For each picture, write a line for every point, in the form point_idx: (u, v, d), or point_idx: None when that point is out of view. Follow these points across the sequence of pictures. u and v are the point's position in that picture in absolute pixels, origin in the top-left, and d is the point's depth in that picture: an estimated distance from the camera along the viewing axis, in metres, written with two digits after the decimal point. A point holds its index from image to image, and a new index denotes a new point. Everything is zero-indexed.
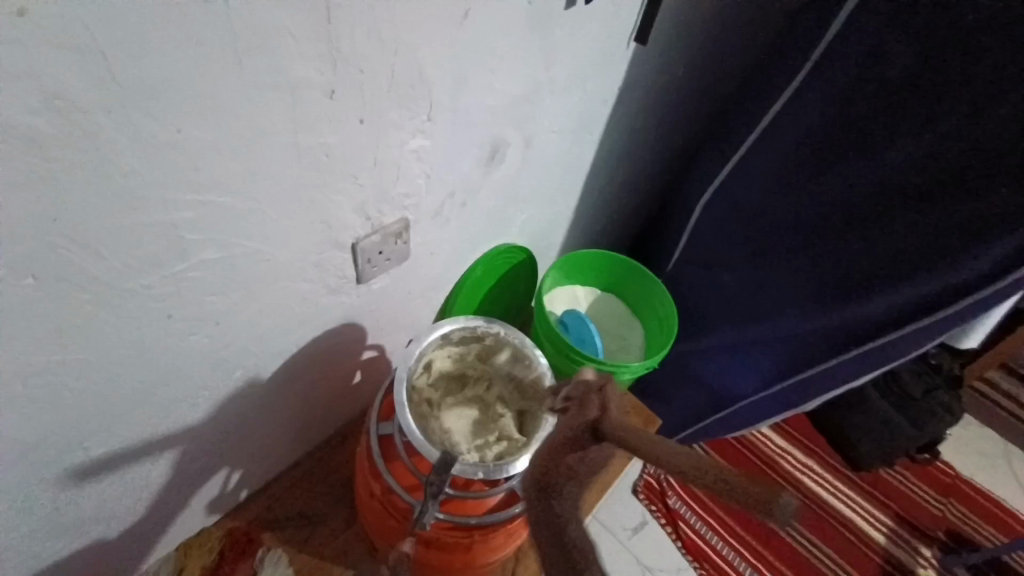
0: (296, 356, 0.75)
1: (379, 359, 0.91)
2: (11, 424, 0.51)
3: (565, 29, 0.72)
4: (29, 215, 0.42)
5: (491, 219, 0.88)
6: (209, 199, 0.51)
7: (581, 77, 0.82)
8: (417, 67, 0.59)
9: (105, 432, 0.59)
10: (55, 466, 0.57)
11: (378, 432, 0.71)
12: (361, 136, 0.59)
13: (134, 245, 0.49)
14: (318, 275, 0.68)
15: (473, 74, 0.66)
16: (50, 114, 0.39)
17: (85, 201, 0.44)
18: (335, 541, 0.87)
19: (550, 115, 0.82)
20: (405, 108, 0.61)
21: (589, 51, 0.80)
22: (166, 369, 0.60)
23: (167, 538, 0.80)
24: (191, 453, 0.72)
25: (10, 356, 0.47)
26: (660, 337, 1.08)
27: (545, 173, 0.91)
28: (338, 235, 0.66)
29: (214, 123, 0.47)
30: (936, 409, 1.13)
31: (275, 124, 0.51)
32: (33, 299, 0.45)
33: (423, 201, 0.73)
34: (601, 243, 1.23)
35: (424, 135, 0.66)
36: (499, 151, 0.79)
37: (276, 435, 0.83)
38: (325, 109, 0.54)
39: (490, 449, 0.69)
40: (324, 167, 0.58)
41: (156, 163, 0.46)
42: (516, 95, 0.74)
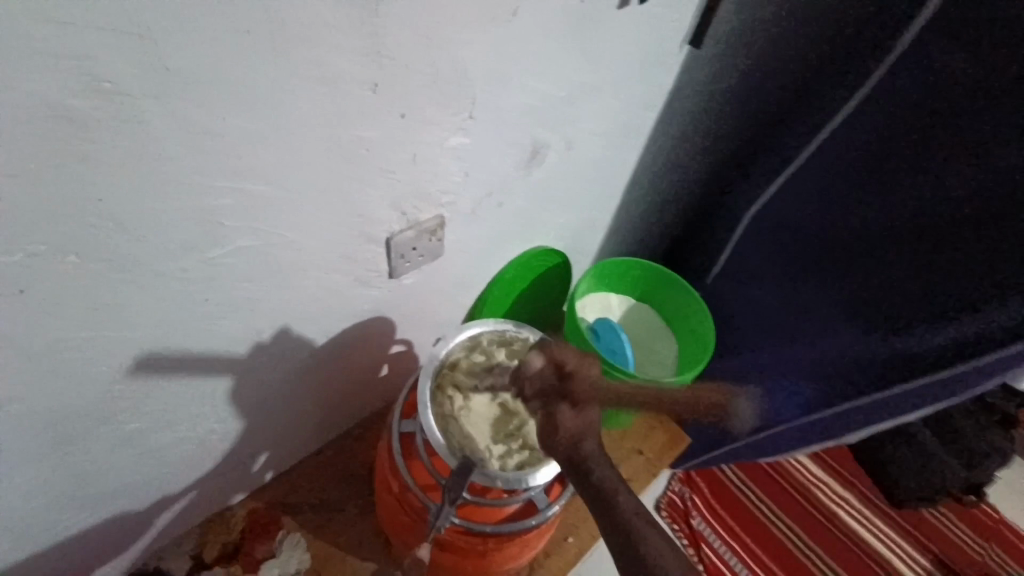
0: (324, 346, 0.76)
1: (406, 354, 0.91)
2: (47, 395, 0.52)
3: (614, 29, 0.70)
4: (74, 194, 0.43)
5: (527, 222, 0.87)
6: (248, 187, 0.51)
7: (630, 81, 0.80)
8: (462, 64, 0.58)
9: (136, 409, 0.61)
10: (89, 437, 0.59)
11: (399, 430, 0.71)
12: (399, 131, 0.58)
13: (173, 229, 0.49)
14: (350, 268, 0.68)
15: (518, 72, 0.64)
16: (99, 97, 0.40)
17: (126, 184, 0.44)
18: (352, 531, 0.88)
19: (595, 118, 0.80)
20: (447, 106, 0.60)
21: (638, 54, 0.77)
22: (196, 352, 0.61)
23: (191, 514, 0.82)
24: (217, 434, 0.73)
25: (50, 329, 0.48)
26: (695, 353, 1.04)
27: (585, 179, 0.89)
28: (372, 230, 0.65)
29: (257, 113, 0.48)
30: (986, 449, 1.05)
31: (317, 117, 0.51)
32: (74, 274, 0.46)
33: (459, 199, 0.72)
34: (640, 251, 1.19)
35: (464, 133, 0.65)
36: (538, 153, 0.77)
37: (301, 421, 0.84)
38: (366, 103, 0.53)
39: (511, 458, 0.68)
40: (362, 161, 0.58)
41: (196, 150, 0.46)
42: (562, 96, 0.72)
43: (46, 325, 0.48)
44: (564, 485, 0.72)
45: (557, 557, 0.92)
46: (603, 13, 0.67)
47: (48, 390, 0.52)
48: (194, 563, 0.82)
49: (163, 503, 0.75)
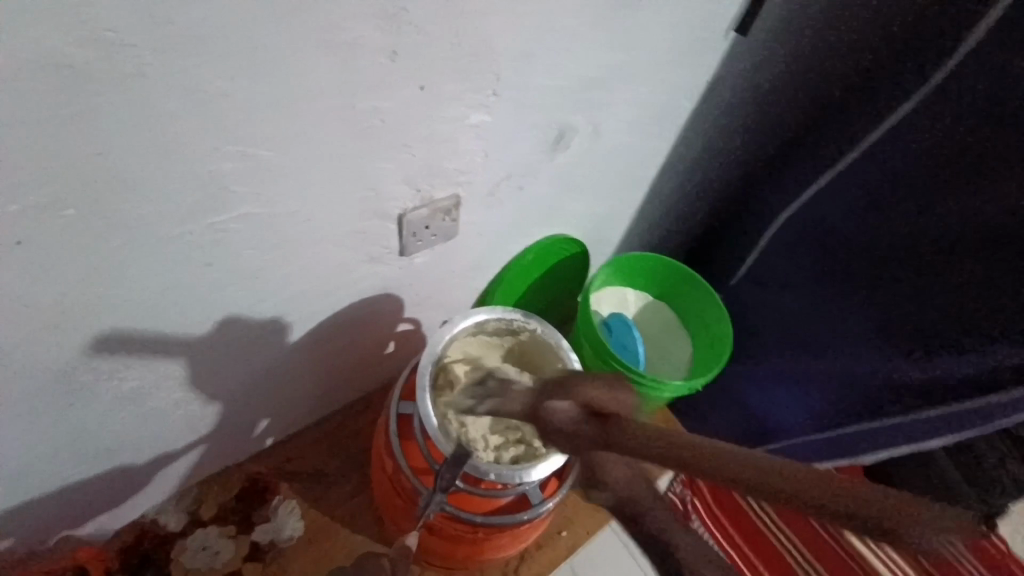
0: (331, 318, 0.74)
1: (414, 333, 0.89)
2: (48, 349, 0.52)
3: (654, 8, 0.66)
4: (71, 148, 0.41)
5: (547, 207, 0.83)
6: (254, 153, 0.50)
7: (666, 67, 0.76)
8: (487, 37, 0.55)
9: (136, 369, 0.60)
10: (89, 392, 0.59)
11: (397, 411, 0.69)
12: (418, 105, 0.56)
13: (178, 190, 0.48)
14: (359, 243, 0.66)
15: (547, 50, 0.61)
16: (97, 48, 0.38)
17: (128, 141, 0.43)
18: (348, 503, 0.88)
19: (626, 104, 0.76)
20: (469, 80, 0.57)
21: (676, 39, 0.73)
22: (200, 316, 0.60)
23: (190, 473, 0.82)
24: (216, 398, 0.73)
25: (47, 284, 0.47)
26: (710, 357, 1.01)
27: (612, 167, 0.86)
28: (383, 205, 0.63)
29: (265, 75, 0.45)
30: None
31: (331, 85, 0.49)
32: (72, 229, 0.45)
33: (477, 179, 0.69)
34: (663, 247, 1.15)
35: (486, 111, 0.62)
36: (563, 137, 0.74)
37: (304, 391, 0.84)
38: (383, 73, 0.51)
39: (505, 451, 0.66)
40: (377, 133, 0.55)
41: (200, 110, 0.44)
42: (592, 79, 0.69)
43: (47, 279, 0.47)
44: (561, 482, 0.70)
45: (550, 550, 0.92)
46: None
47: (48, 344, 0.52)
48: (191, 519, 0.84)
49: (162, 461, 0.76)
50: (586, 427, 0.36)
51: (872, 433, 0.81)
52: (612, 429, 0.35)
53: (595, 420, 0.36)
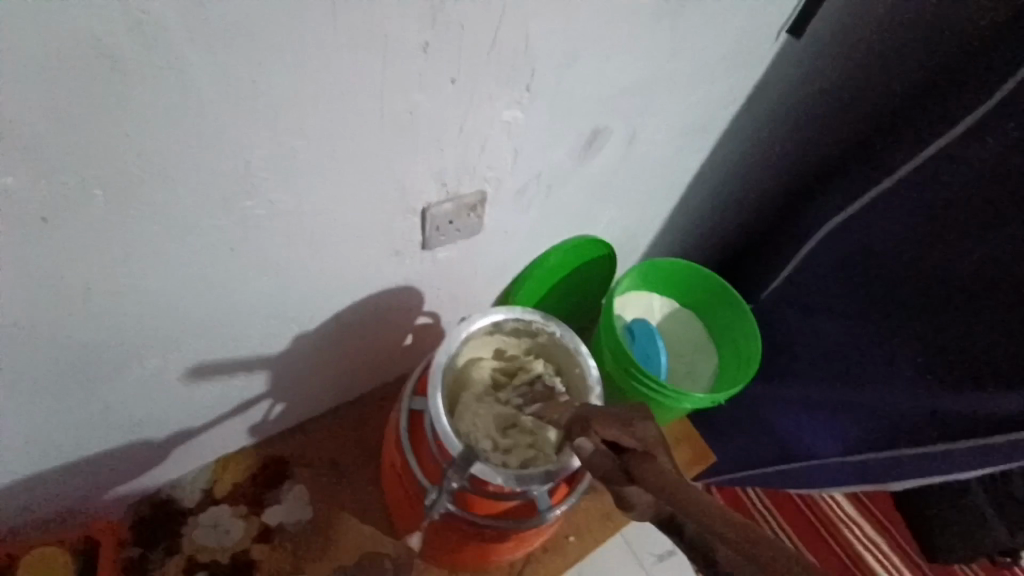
0: (352, 309, 0.74)
1: (433, 327, 0.89)
2: (73, 325, 0.53)
3: (703, 9, 0.63)
4: (103, 130, 0.41)
5: (576, 209, 0.81)
6: (284, 143, 0.49)
7: (712, 71, 0.73)
8: (525, 34, 0.53)
9: (158, 349, 0.61)
10: (111, 369, 0.60)
11: (409, 406, 0.69)
12: (450, 100, 0.54)
13: (206, 176, 0.48)
14: (380, 237, 0.65)
15: (587, 49, 0.58)
16: (132, 32, 0.37)
17: (159, 123, 0.43)
18: (357, 493, 0.88)
19: (666, 107, 0.73)
20: (503, 77, 0.55)
21: (724, 42, 0.70)
22: (219, 301, 0.60)
23: (207, 452, 0.84)
24: (235, 381, 0.73)
25: (72, 262, 0.48)
26: (736, 372, 0.97)
27: (645, 171, 0.83)
28: (409, 199, 0.62)
29: (299, 65, 0.44)
30: None
31: (362, 77, 0.48)
32: (100, 210, 0.46)
33: (506, 177, 0.68)
34: (694, 254, 1.12)
35: (519, 108, 0.60)
36: (597, 138, 0.71)
37: (322, 378, 0.84)
38: (417, 67, 0.49)
39: (516, 454, 0.64)
40: (406, 127, 0.54)
41: (233, 98, 0.44)
42: (633, 81, 0.66)
43: (73, 257, 0.48)
44: (571, 489, 0.69)
45: (557, 556, 0.90)
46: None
47: (73, 320, 0.52)
48: (205, 497, 0.85)
49: (180, 439, 0.77)
50: (602, 457, 0.48)
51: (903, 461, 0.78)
52: (626, 459, 0.46)
53: (615, 452, 0.48)
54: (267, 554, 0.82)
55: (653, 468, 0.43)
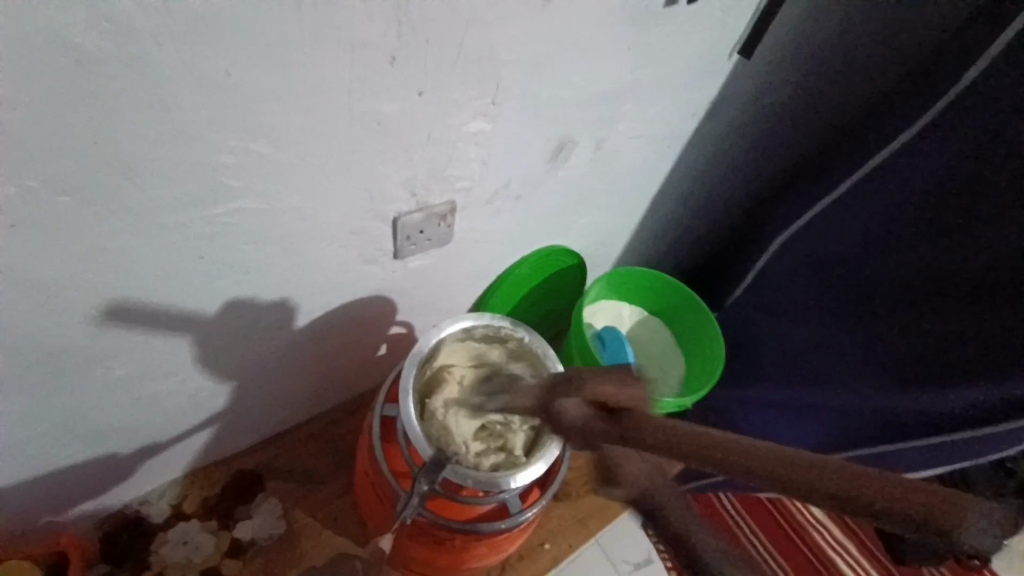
0: (325, 317, 0.75)
1: (406, 337, 0.90)
2: (41, 330, 0.53)
3: (660, 26, 0.67)
4: (72, 133, 0.42)
5: (545, 218, 0.84)
6: (252, 148, 0.50)
7: (671, 84, 0.77)
8: (490, 47, 0.55)
9: (127, 356, 0.61)
10: (78, 376, 0.60)
11: (382, 413, 0.69)
12: (419, 110, 0.57)
13: (178, 181, 0.49)
14: (353, 243, 0.66)
15: (551, 62, 0.62)
16: (101, 32, 0.38)
17: (130, 126, 0.44)
18: (330, 505, 0.88)
19: (629, 119, 0.77)
20: (472, 88, 0.58)
21: (682, 59, 0.74)
22: (189, 308, 0.60)
23: (176, 465, 0.82)
24: (205, 390, 0.73)
25: (40, 266, 0.48)
26: (703, 376, 1.00)
27: (612, 181, 0.86)
28: (380, 208, 0.64)
29: (268, 72, 0.46)
30: None
31: (332, 86, 0.50)
32: (70, 214, 0.46)
33: (475, 187, 0.70)
34: (661, 264, 1.15)
35: (486, 119, 0.62)
36: (563, 149, 0.74)
37: (294, 389, 0.84)
38: (386, 77, 0.52)
39: (486, 458, 0.65)
40: (375, 136, 0.56)
41: (198, 100, 0.45)
42: (595, 94, 0.69)
43: (41, 261, 0.48)
44: (542, 493, 0.70)
45: (533, 562, 0.92)
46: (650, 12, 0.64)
47: (41, 325, 0.52)
48: (174, 513, 0.84)
49: (149, 450, 0.76)
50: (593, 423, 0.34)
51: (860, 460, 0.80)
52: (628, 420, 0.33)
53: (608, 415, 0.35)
54: (238, 569, 0.82)
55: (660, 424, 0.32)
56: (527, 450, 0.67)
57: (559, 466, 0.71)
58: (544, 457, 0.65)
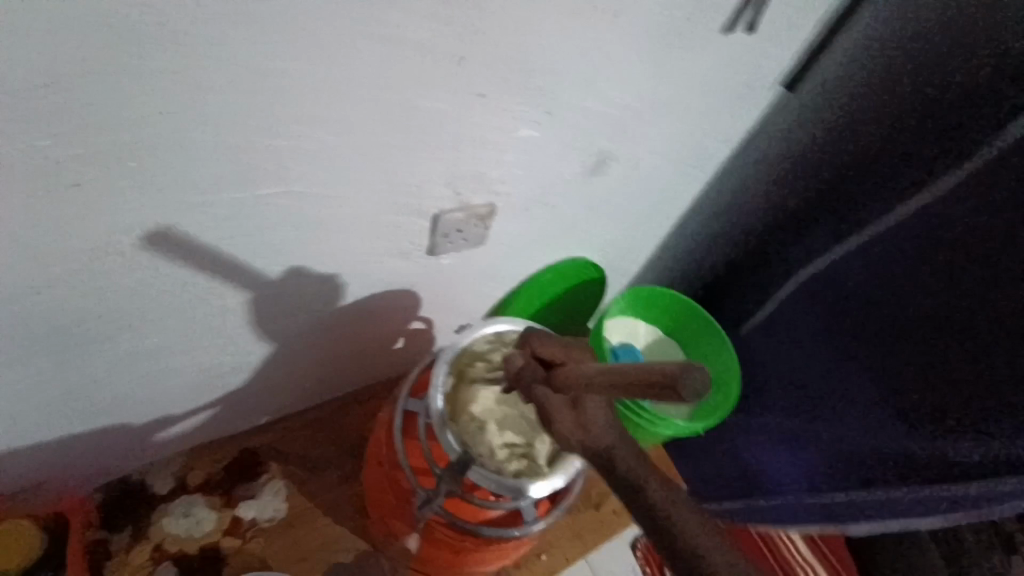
0: (350, 305, 0.75)
1: (425, 331, 0.90)
2: (81, 293, 0.53)
3: (710, 52, 0.68)
4: (139, 106, 0.42)
5: (575, 228, 0.85)
6: (308, 133, 0.51)
7: (715, 109, 0.77)
8: (548, 55, 0.56)
9: (156, 326, 0.61)
10: (109, 342, 0.60)
11: (404, 407, 0.70)
12: (472, 111, 0.57)
13: (233, 157, 0.49)
14: (390, 236, 0.67)
15: (604, 77, 0.62)
16: (181, 12, 0.38)
17: (195, 101, 0.44)
18: (332, 493, 0.87)
19: (668, 142, 0.78)
20: (524, 95, 0.58)
21: (726, 85, 0.74)
22: (225, 284, 0.61)
23: (184, 440, 0.82)
24: (222, 367, 0.73)
25: (94, 232, 0.49)
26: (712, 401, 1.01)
27: (643, 199, 0.87)
28: (421, 203, 0.64)
29: (332, 59, 0.46)
30: None
31: (393, 80, 0.50)
32: (127, 181, 0.46)
33: (514, 192, 0.70)
34: (679, 285, 1.16)
35: (534, 127, 0.63)
36: (602, 163, 0.75)
37: (308, 374, 0.85)
38: (444, 75, 0.52)
39: (509, 464, 0.66)
40: (425, 131, 0.56)
41: (264, 82, 0.45)
42: (639, 112, 0.70)
43: (95, 225, 0.48)
44: (553, 505, 0.71)
45: (528, 571, 0.92)
46: (701, 38, 0.65)
47: (81, 288, 0.53)
48: (178, 484, 0.83)
49: (159, 422, 0.76)
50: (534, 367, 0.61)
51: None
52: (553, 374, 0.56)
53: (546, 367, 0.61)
54: (237, 548, 0.81)
55: (567, 372, 0.54)
56: (549, 461, 0.67)
57: (574, 482, 0.71)
58: (568, 469, 0.65)
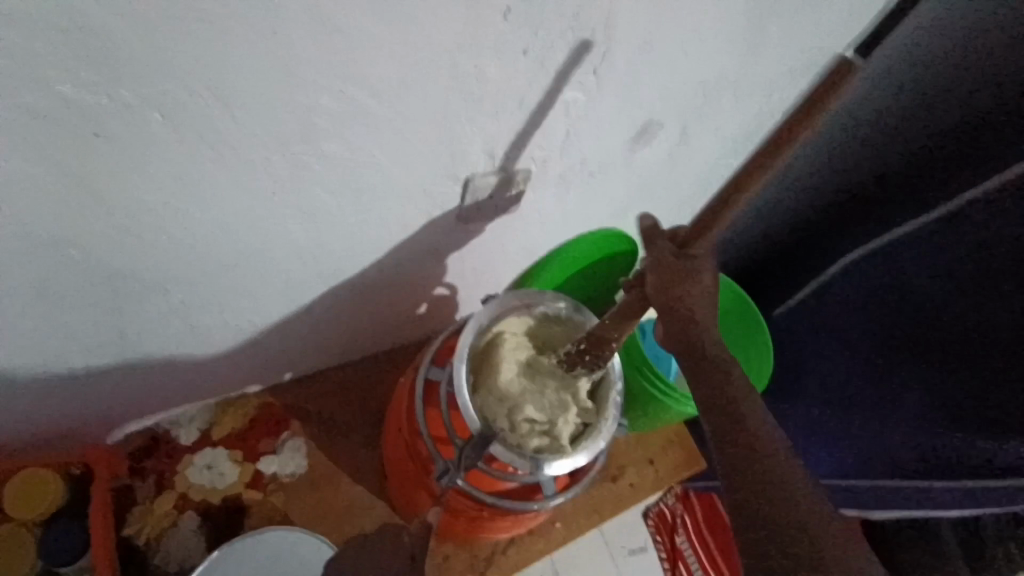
0: (375, 270, 0.73)
1: (448, 298, 0.88)
2: (107, 247, 0.52)
3: (780, 14, 0.62)
4: (173, 52, 0.39)
5: (612, 200, 0.81)
6: (349, 93, 0.47)
7: (777, 76, 0.71)
8: (609, 12, 0.51)
9: (183, 282, 0.60)
10: (136, 296, 0.59)
11: (426, 375, 0.68)
12: (520, 71, 0.52)
13: (269, 114, 0.46)
14: (422, 202, 0.64)
15: (666, 38, 0.57)
16: None
17: (234, 51, 0.41)
18: (352, 453, 0.88)
19: (722, 111, 0.73)
20: (579, 55, 0.54)
21: (793, 51, 0.69)
22: (251, 244, 0.59)
23: (210, 393, 0.83)
24: (248, 325, 0.72)
25: (121, 185, 0.47)
26: None
27: (687, 171, 0.82)
28: (455, 169, 0.61)
29: (381, 12, 0.42)
30: None
31: (441, 35, 0.46)
32: (156, 133, 0.44)
33: (553, 159, 0.66)
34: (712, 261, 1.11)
35: (583, 92, 0.58)
36: (648, 132, 0.70)
37: (332, 336, 0.84)
38: (495, 33, 0.48)
39: (530, 439, 0.64)
40: (468, 92, 0.52)
41: (309, 36, 0.42)
42: (694, 78, 0.65)
43: (120, 177, 0.46)
44: (573, 481, 0.70)
45: (543, 539, 0.92)
46: (776, 0, 0.59)
47: (108, 242, 0.51)
48: (203, 437, 0.84)
49: (186, 377, 0.76)
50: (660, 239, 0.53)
51: (884, 494, 0.85)
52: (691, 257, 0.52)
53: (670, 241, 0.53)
54: (258, 500, 0.83)
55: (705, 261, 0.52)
56: (571, 440, 0.66)
57: (595, 460, 0.70)
58: (590, 448, 0.64)
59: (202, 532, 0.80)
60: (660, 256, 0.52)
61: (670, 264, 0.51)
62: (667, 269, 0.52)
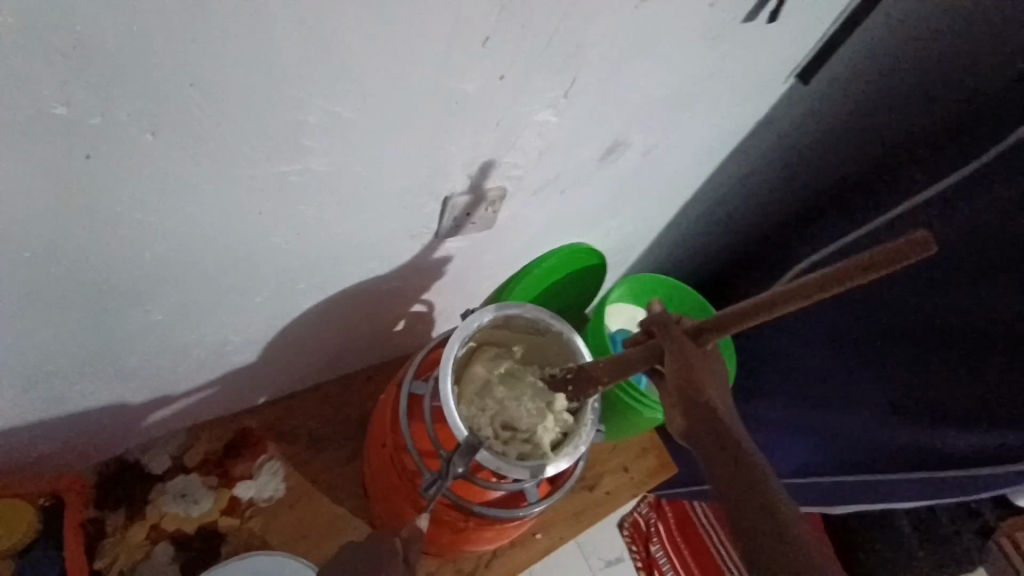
0: (356, 286, 0.74)
1: (427, 314, 0.89)
2: (91, 266, 0.52)
3: (731, 41, 0.68)
4: (170, 72, 0.41)
5: (583, 214, 0.84)
6: (337, 112, 0.50)
7: (731, 97, 0.77)
8: (579, 38, 0.55)
9: (163, 301, 0.60)
10: (116, 317, 0.59)
11: (410, 389, 0.70)
12: (498, 91, 0.56)
13: (260, 132, 0.48)
14: (403, 218, 0.66)
15: (630, 61, 0.61)
16: None
17: (228, 71, 0.42)
18: (332, 472, 0.87)
19: (682, 130, 0.78)
20: (552, 77, 0.57)
21: (743, 76, 0.75)
22: (235, 262, 0.60)
23: (184, 417, 0.81)
24: (228, 344, 0.72)
25: (109, 204, 0.47)
26: None
27: (653, 186, 0.87)
28: (436, 185, 0.63)
29: (369, 35, 0.45)
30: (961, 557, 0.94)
31: (424, 57, 0.49)
32: (148, 151, 0.45)
33: (528, 175, 0.69)
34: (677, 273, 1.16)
35: (555, 111, 0.62)
36: (616, 149, 0.74)
37: (310, 354, 0.83)
38: (475, 55, 0.51)
39: (512, 447, 0.66)
40: (449, 112, 0.55)
41: (301, 58, 0.44)
42: (656, 99, 0.69)
43: (108, 195, 0.46)
44: (555, 486, 0.72)
45: (524, 550, 0.93)
46: (727, 28, 0.65)
47: (92, 261, 0.51)
48: (176, 463, 0.82)
49: (161, 399, 0.75)
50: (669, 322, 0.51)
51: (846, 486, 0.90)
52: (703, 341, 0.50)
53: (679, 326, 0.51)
54: (235, 526, 0.81)
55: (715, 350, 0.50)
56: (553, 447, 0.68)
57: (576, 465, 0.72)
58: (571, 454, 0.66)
59: (176, 561, 0.78)
60: (673, 335, 0.50)
61: (680, 344, 0.49)
62: (679, 349, 0.49)
